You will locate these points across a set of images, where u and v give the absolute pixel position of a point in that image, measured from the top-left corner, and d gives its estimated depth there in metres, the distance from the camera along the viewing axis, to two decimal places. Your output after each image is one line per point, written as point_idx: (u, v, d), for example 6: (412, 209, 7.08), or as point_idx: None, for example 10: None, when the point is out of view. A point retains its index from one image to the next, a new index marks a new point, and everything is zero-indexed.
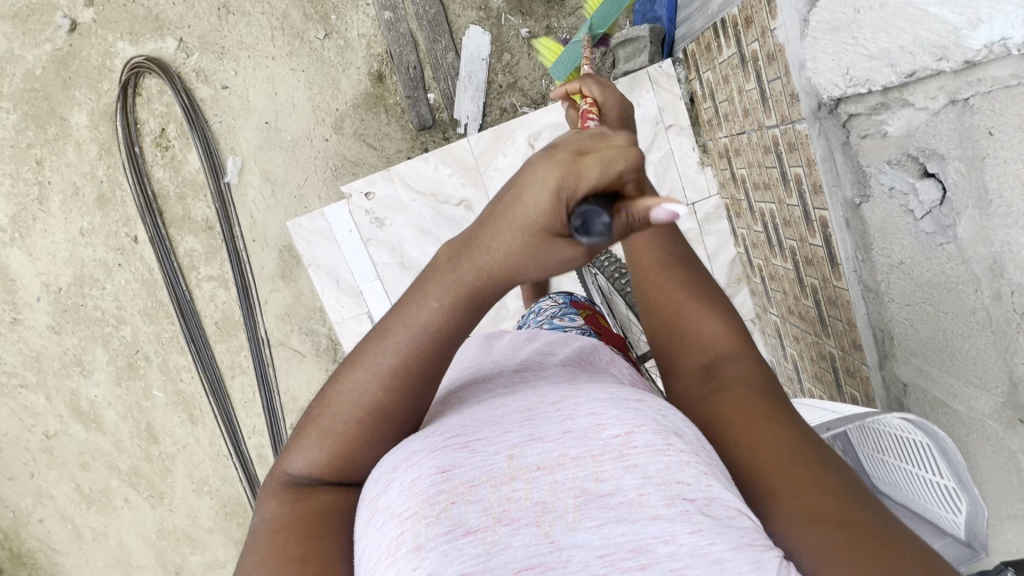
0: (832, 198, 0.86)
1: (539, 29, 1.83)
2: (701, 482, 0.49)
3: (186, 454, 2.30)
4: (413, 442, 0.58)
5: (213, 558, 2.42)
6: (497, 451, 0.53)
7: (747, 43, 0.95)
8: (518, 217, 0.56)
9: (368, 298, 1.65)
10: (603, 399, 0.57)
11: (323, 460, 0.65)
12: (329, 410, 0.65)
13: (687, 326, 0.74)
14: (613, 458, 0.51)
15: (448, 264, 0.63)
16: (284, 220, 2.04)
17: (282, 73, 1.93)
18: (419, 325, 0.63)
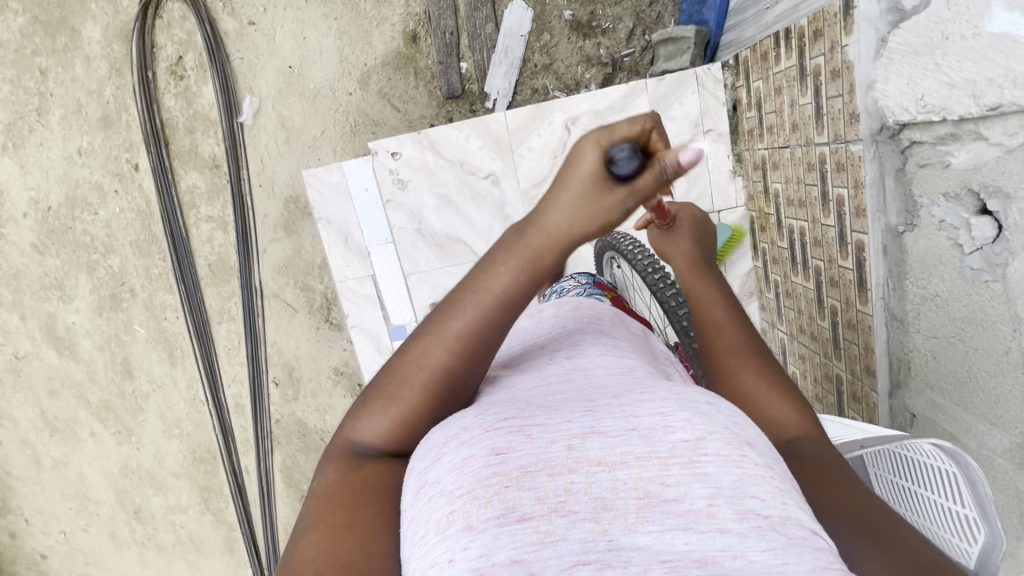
0: (874, 222, 0.87)
1: (583, 13, 1.79)
2: (776, 499, 0.47)
3: (162, 394, 2.25)
4: (459, 417, 0.58)
5: (175, 502, 2.38)
6: (556, 440, 0.53)
7: (810, 57, 0.95)
8: (565, 175, 0.60)
9: (375, 261, 1.62)
10: (673, 398, 0.56)
11: (389, 430, 0.63)
12: (398, 382, 0.64)
13: (753, 396, 0.67)
14: (681, 463, 0.49)
15: (506, 236, 0.64)
16: (294, 170, 1.98)
17: (313, 18, 1.87)
18: (474, 301, 0.63)
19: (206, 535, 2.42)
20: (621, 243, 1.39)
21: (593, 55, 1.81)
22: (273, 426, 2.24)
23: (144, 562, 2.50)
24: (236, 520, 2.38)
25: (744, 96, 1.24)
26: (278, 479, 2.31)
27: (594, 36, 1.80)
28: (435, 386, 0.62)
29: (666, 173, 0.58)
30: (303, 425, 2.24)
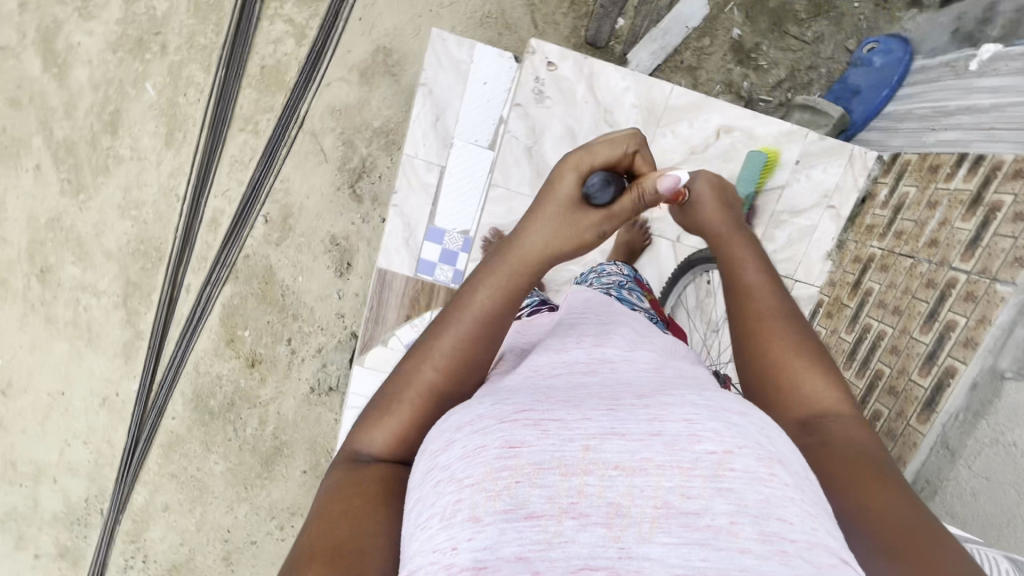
0: (979, 357, 0.93)
1: (749, 40, 1.76)
2: (806, 524, 0.42)
3: (138, 168, 2.02)
4: (479, 407, 0.54)
5: (90, 282, 2.14)
6: (571, 437, 0.48)
7: (995, 191, 1.00)
8: (550, 205, 0.79)
9: (453, 155, 1.54)
10: (700, 402, 0.50)
11: (389, 442, 0.66)
12: (388, 397, 0.69)
13: (790, 369, 0.70)
14: (704, 475, 0.44)
15: (493, 256, 0.78)
16: (402, 26, 1.85)
17: None
18: (467, 302, 0.73)
19: (107, 329, 2.18)
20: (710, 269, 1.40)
21: (735, 83, 1.79)
22: (240, 259, 2.05)
23: (22, 325, 2.22)
24: (148, 330, 2.16)
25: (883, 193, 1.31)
26: (215, 313, 2.11)
27: (746, 66, 1.78)
28: (438, 370, 0.69)
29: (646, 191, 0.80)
30: (271, 274, 2.06)
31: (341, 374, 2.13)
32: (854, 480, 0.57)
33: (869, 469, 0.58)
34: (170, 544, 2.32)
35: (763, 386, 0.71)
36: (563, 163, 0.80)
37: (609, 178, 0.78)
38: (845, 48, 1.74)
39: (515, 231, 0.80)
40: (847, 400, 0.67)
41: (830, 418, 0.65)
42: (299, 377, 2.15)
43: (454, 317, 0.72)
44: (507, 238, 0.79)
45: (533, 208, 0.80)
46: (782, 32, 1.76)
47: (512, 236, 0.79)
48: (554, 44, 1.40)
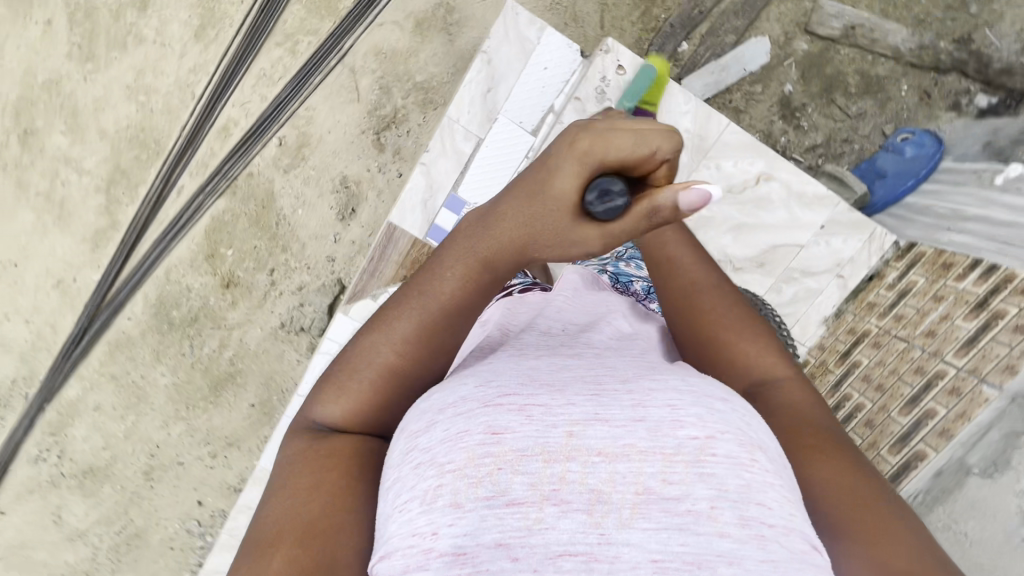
0: (949, 449, 1.00)
1: (798, 98, 1.79)
2: (782, 511, 0.46)
3: (163, 57, 1.95)
4: (457, 385, 0.53)
5: (76, 156, 2.03)
6: (555, 423, 0.48)
7: (1002, 300, 1.06)
8: (544, 199, 0.62)
9: (493, 129, 1.53)
10: (682, 389, 0.51)
11: (340, 417, 0.65)
12: (344, 370, 0.67)
13: (726, 340, 0.75)
14: (687, 461, 0.46)
15: (467, 236, 0.69)
16: None
17: None
18: (435, 288, 0.68)
19: (82, 211, 2.06)
20: None
21: (773, 134, 1.80)
22: (242, 175, 1.97)
23: None
24: (125, 223, 2.05)
25: (892, 276, 1.37)
26: (202, 223, 2.02)
27: (788, 122, 1.80)
28: (400, 352, 0.67)
29: (657, 212, 0.56)
30: (270, 199, 1.98)
31: (315, 317, 2.03)
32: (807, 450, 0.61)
33: (817, 434, 0.64)
34: (92, 448, 2.19)
35: (710, 363, 0.74)
36: (571, 144, 0.59)
37: (617, 188, 0.57)
38: (881, 131, 1.78)
39: (499, 210, 0.66)
40: (783, 358, 0.74)
41: (769, 380, 0.71)
42: (272, 309, 2.05)
43: (422, 300, 0.68)
44: (487, 216, 0.67)
45: (527, 188, 0.64)
46: (830, 99, 1.79)
47: (492, 214, 0.67)
48: (628, 50, 1.41)
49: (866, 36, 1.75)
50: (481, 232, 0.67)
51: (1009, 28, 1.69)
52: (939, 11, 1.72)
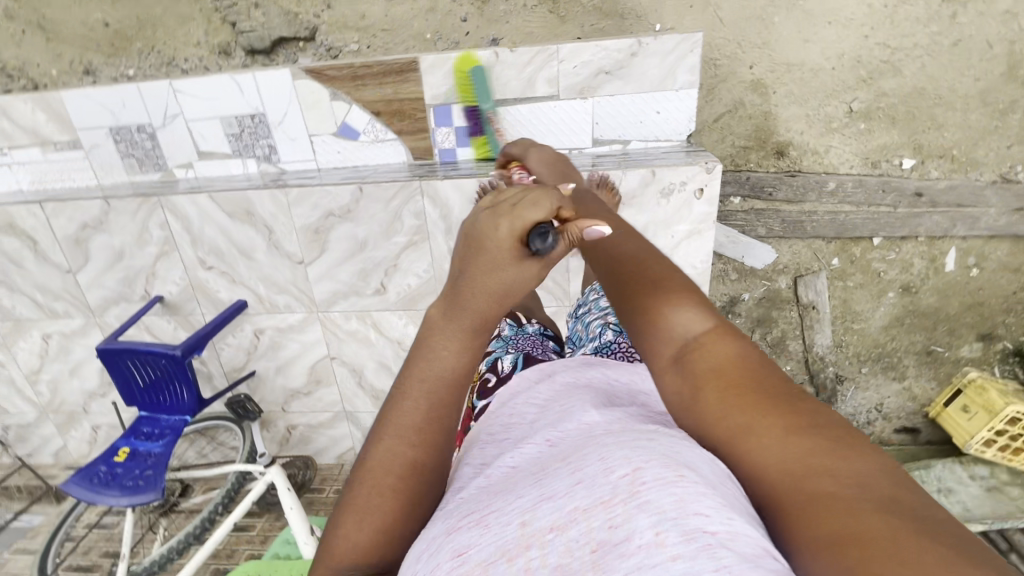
0: None
1: (741, 308, 1.98)
2: (724, 513, 0.35)
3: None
4: (434, 526, 0.48)
5: None
6: (508, 520, 0.42)
7: None
8: (490, 268, 0.54)
9: (574, 100, 1.38)
10: (613, 438, 0.45)
11: (355, 550, 0.52)
12: (353, 491, 0.55)
13: (624, 272, 0.57)
14: (621, 501, 0.38)
15: (446, 327, 0.57)
16: None
17: (845, 23, 1.58)
18: (436, 377, 0.57)
19: None
20: None
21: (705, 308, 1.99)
22: None
23: None
24: None
25: None
26: None
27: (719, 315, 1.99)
28: (413, 442, 0.55)
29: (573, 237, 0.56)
30: None
31: (254, 29, 1.59)
32: (723, 430, 0.43)
33: (744, 388, 0.44)
34: None
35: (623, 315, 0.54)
36: (493, 223, 0.53)
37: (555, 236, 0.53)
38: None
39: (472, 295, 0.55)
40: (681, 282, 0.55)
41: (670, 314, 0.51)
42: None
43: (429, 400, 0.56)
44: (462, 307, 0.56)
45: (464, 262, 0.55)
46: (753, 327, 2.02)
47: (472, 311, 0.55)
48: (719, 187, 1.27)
49: (811, 320, 2.00)
50: (459, 313, 0.57)
51: (858, 396, 2.14)
52: (852, 352, 2.07)
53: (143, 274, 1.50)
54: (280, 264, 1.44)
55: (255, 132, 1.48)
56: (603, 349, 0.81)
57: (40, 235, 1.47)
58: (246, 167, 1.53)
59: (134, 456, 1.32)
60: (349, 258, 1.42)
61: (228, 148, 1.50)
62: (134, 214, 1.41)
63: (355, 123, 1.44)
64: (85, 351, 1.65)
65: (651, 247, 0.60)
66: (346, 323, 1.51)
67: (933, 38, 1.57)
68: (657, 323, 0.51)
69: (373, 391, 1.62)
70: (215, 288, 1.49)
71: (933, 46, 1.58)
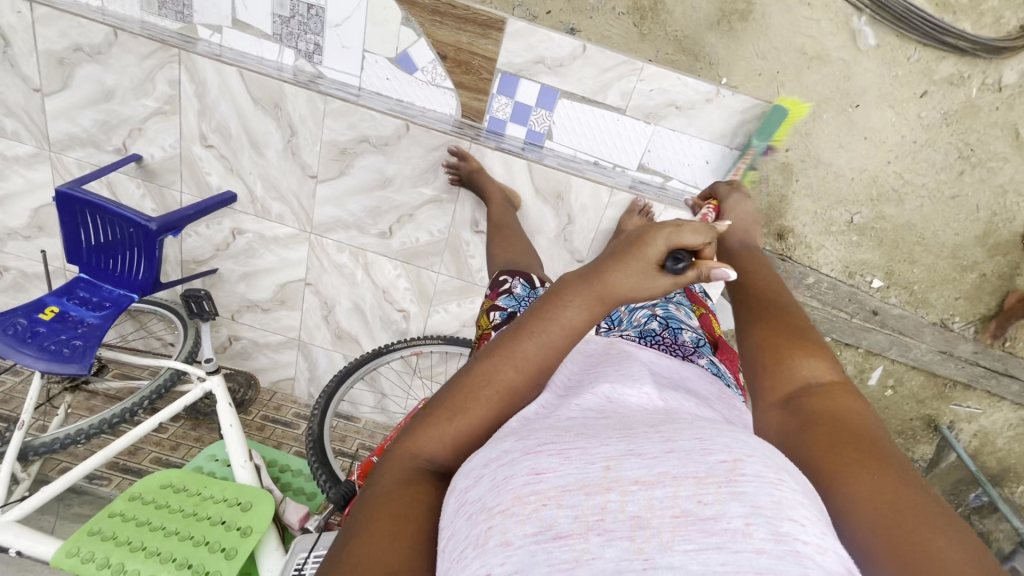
0: None
1: None
2: (816, 528, 0.37)
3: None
4: (494, 446, 0.51)
5: None
6: (594, 459, 0.44)
7: None
8: (630, 259, 0.65)
9: (636, 119, 1.38)
10: (711, 429, 0.46)
11: (446, 437, 0.60)
12: (461, 394, 0.63)
13: (768, 326, 0.68)
14: (718, 482, 0.39)
15: (575, 286, 0.67)
16: (772, 21, 1.58)
17: (876, 144, 1.70)
18: (555, 330, 0.65)
19: None
20: (376, 357, 1.34)
21: None
22: None
23: None
24: None
25: None
26: None
27: None
28: (515, 374, 0.63)
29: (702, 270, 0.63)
30: None
31: None
32: (830, 453, 0.51)
33: (854, 434, 0.54)
34: None
35: (753, 357, 0.66)
36: (648, 235, 0.66)
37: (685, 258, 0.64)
38: None
39: (609, 275, 0.65)
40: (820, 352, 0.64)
41: (800, 367, 0.62)
42: None
43: (538, 343, 0.64)
44: (589, 280, 0.66)
45: (614, 255, 0.67)
46: None
47: (597, 285, 0.65)
48: None
49: None
50: (590, 280, 0.66)
51: None
52: None
53: (129, 126, 1.32)
54: (288, 170, 1.33)
55: (306, 23, 1.34)
56: (648, 337, 0.89)
57: (16, 37, 1.25)
58: (281, 54, 1.39)
59: (61, 320, 1.17)
60: (366, 191, 1.33)
61: (269, 27, 1.36)
62: (143, 59, 1.25)
63: (416, 56, 1.36)
64: (24, 184, 1.43)
65: (805, 317, 0.70)
66: (336, 254, 1.42)
67: (937, 185, 1.74)
68: (786, 371, 0.63)
69: (336, 330, 1.53)
70: (207, 169, 1.35)
71: (935, 192, 1.75)
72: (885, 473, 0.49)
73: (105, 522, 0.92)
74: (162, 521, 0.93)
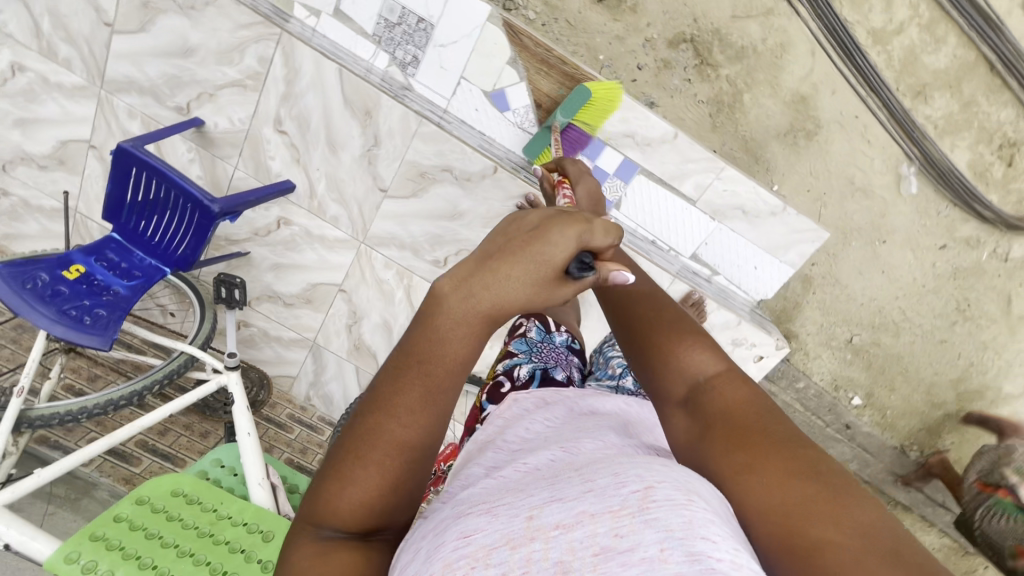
0: None
1: None
2: (733, 547, 0.35)
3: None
4: (439, 512, 0.48)
5: None
6: (518, 512, 0.41)
7: None
8: (528, 261, 0.52)
9: (702, 213, 1.43)
10: (632, 463, 0.43)
11: (353, 497, 0.49)
12: (349, 445, 0.50)
13: (647, 318, 0.62)
14: (631, 512, 0.37)
15: (450, 302, 0.51)
16: (831, 149, 1.66)
17: (889, 279, 1.83)
18: (442, 353, 0.50)
19: None
20: None
21: None
22: None
23: None
24: None
25: None
26: None
27: None
28: (405, 422, 0.50)
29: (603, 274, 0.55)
30: None
31: None
32: (732, 462, 0.46)
33: (747, 432, 0.48)
34: None
35: (640, 358, 0.60)
36: (542, 229, 0.53)
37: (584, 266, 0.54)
38: None
39: (500, 285, 0.51)
40: (697, 338, 0.59)
41: (684, 363, 0.57)
42: None
43: (425, 389, 0.50)
44: (469, 284, 0.51)
45: (499, 254, 0.53)
46: None
47: (490, 307, 0.51)
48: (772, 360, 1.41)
49: None
50: (475, 289, 0.51)
51: None
52: None
53: (200, 88, 1.24)
54: (358, 177, 1.28)
55: (410, 34, 1.30)
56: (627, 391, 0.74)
57: None
58: (375, 57, 1.33)
59: (86, 283, 1.08)
60: (431, 217, 1.31)
61: (371, 28, 1.31)
62: (239, 28, 1.17)
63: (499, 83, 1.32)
64: (58, 113, 1.30)
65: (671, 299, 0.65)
66: (381, 269, 1.38)
67: (931, 328, 1.89)
68: (673, 370, 0.57)
69: (356, 341, 1.48)
70: (271, 154, 1.29)
71: (926, 333, 1.89)
72: (783, 469, 0.44)
73: (110, 527, 0.85)
74: (175, 536, 0.87)
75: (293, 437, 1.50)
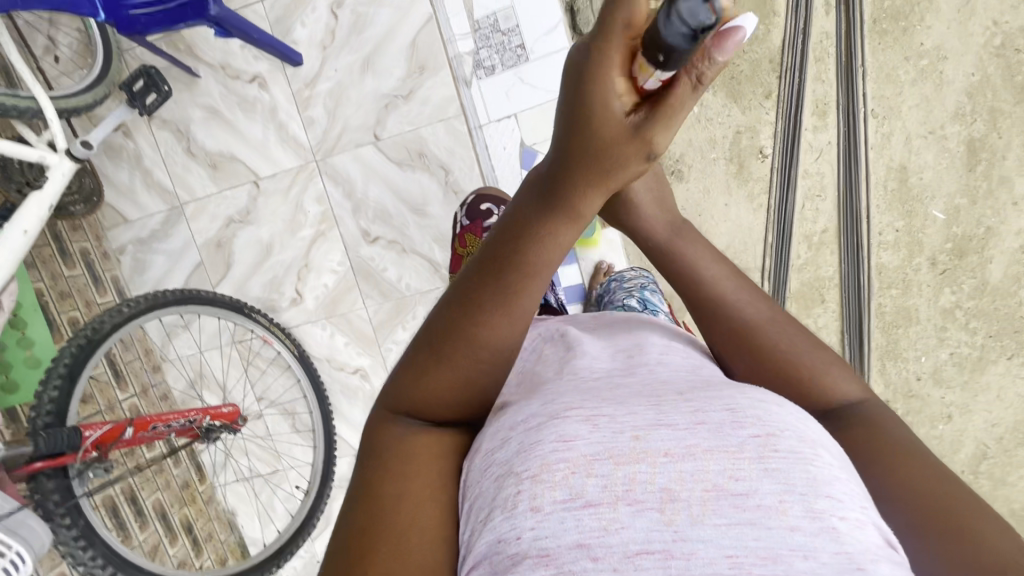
0: None
1: None
2: (850, 502, 0.36)
3: (924, 78, 1.37)
4: (520, 405, 0.46)
5: None
6: (622, 427, 0.40)
7: None
8: (586, 133, 0.43)
9: None
10: (749, 404, 0.41)
11: (444, 386, 0.50)
12: (435, 340, 0.51)
13: (756, 325, 0.53)
14: (751, 457, 0.37)
15: (540, 221, 0.48)
16: None
17: None
18: (535, 259, 0.49)
19: None
20: (225, 301, 1.06)
21: None
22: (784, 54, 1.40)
23: None
24: None
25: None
26: None
27: None
28: (484, 321, 0.49)
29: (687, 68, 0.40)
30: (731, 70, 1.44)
31: None
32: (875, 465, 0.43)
33: (879, 443, 0.44)
34: None
35: (749, 365, 0.52)
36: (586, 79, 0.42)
37: (669, 41, 0.38)
38: None
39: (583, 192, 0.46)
40: (814, 342, 0.52)
41: (823, 387, 0.49)
42: None
43: (503, 294, 0.49)
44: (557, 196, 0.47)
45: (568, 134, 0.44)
46: None
47: (570, 201, 0.47)
48: None
49: None
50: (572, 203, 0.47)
51: None
52: None
53: None
54: (364, 108, 1.18)
55: (503, 48, 1.17)
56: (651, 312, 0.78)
57: None
58: (462, 39, 1.17)
59: None
60: (395, 193, 1.21)
61: (479, 14, 1.16)
62: None
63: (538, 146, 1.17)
64: None
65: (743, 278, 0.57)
66: (310, 197, 1.22)
67: None
68: (806, 396, 0.49)
69: (223, 237, 1.25)
70: (305, 21, 1.16)
71: None
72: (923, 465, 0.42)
73: None
74: None
75: (65, 273, 1.16)
